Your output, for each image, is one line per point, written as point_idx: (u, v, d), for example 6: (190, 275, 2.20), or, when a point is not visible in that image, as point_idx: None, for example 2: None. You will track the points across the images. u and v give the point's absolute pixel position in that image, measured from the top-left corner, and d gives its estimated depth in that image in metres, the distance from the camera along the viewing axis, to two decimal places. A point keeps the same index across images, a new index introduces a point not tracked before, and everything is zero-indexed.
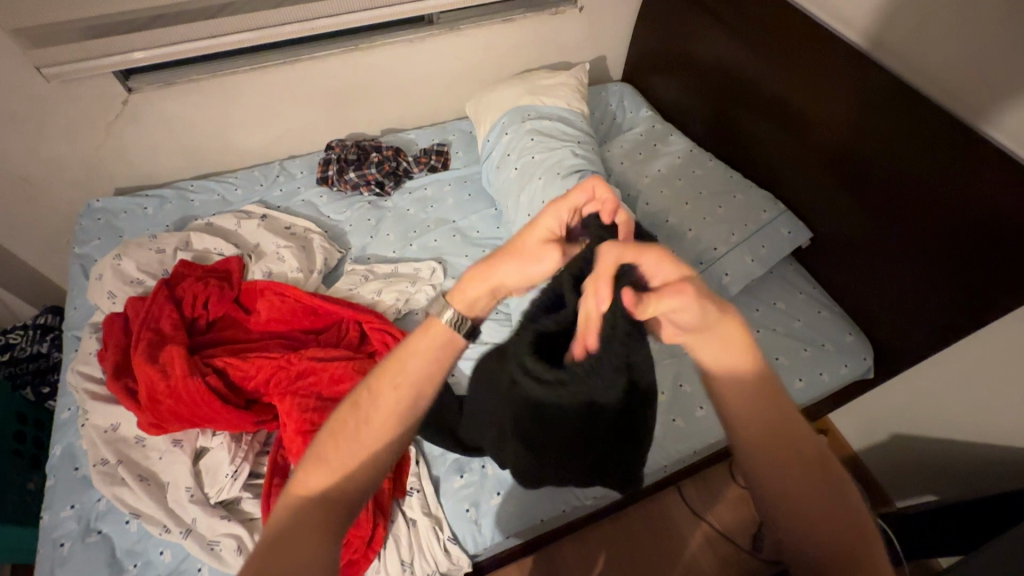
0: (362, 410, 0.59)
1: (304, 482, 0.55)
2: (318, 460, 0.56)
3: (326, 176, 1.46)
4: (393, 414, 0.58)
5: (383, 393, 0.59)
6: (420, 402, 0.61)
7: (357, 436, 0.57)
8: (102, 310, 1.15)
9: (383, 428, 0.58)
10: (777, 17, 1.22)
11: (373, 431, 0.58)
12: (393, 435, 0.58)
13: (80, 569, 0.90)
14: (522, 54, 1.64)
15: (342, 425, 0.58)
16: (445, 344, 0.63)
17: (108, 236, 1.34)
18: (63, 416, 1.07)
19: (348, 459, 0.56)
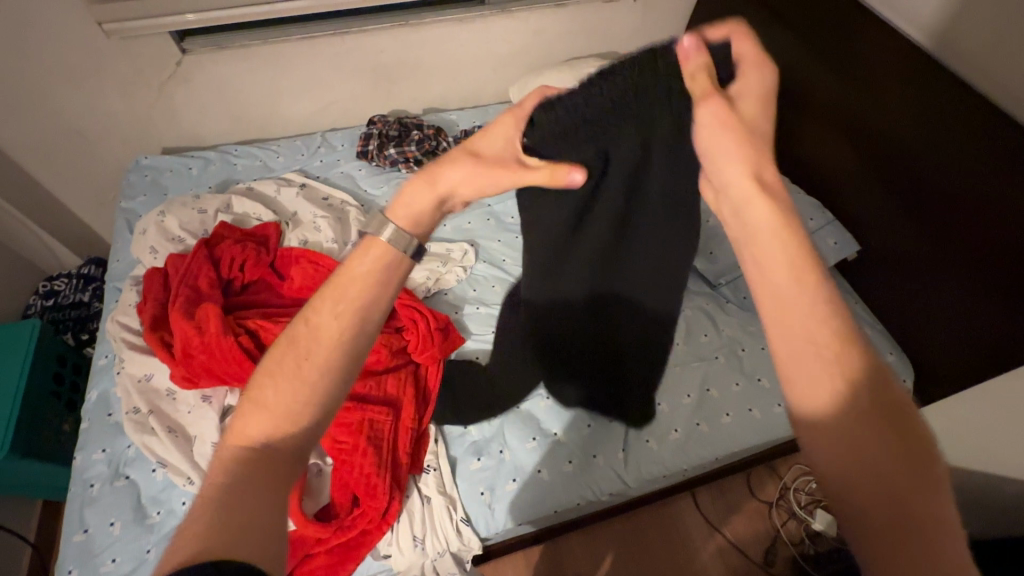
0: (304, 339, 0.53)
1: (244, 427, 0.50)
2: (255, 403, 0.51)
3: (366, 151, 1.46)
4: (338, 339, 0.53)
5: (321, 323, 0.54)
6: (361, 329, 0.54)
7: (293, 372, 0.52)
8: (144, 264, 1.18)
9: (323, 362, 0.52)
10: (846, 18, 1.17)
11: (311, 363, 0.52)
12: (335, 365, 0.53)
13: (107, 510, 0.93)
14: (571, 40, 1.61)
15: (283, 356, 0.53)
16: (388, 263, 0.57)
17: (153, 193, 1.38)
18: (101, 362, 1.11)
19: (283, 401, 0.50)
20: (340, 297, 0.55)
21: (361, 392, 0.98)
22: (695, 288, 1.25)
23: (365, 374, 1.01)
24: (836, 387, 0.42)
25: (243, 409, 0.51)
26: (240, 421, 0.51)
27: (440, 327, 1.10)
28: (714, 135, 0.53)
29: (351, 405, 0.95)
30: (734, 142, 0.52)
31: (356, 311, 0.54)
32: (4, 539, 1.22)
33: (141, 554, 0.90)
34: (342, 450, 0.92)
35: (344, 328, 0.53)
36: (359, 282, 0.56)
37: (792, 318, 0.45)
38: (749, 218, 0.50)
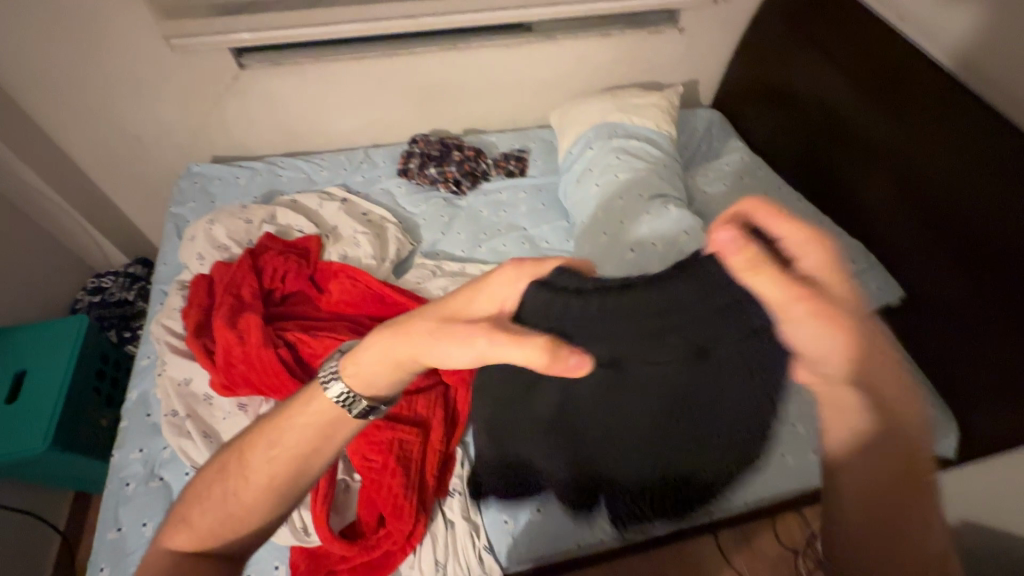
0: (234, 473, 0.60)
1: (170, 539, 0.58)
2: (183, 521, 0.58)
3: (407, 169, 1.49)
4: (258, 488, 0.58)
5: (252, 464, 0.59)
6: (293, 475, 0.59)
7: (221, 501, 0.58)
8: (190, 270, 1.22)
9: (249, 501, 0.58)
10: (897, 60, 1.15)
11: (240, 497, 0.58)
12: (260, 503, 0.58)
13: (140, 510, 0.96)
14: (614, 69, 1.62)
15: (210, 479, 0.60)
16: (326, 423, 0.61)
17: (202, 200, 1.43)
18: (143, 362, 1.14)
19: (208, 528, 0.57)
20: (277, 440, 0.60)
21: (392, 410, 0.99)
22: None
23: (397, 393, 1.02)
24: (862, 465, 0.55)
25: (173, 522, 0.59)
26: (166, 535, 0.59)
27: None
28: (801, 331, 0.55)
29: (383, 424, 0.96)
30: (805, 325, 0.54)
31: (287, 462, 0.59)
32: (36, 527, 1.25)
33: None
34: (372, 468, 0.93)
35: (269, 478, 0.58)
36: (301, 430, 0.61)
37: (844, 397, 0.56)
38: (797, 329, 0.55)
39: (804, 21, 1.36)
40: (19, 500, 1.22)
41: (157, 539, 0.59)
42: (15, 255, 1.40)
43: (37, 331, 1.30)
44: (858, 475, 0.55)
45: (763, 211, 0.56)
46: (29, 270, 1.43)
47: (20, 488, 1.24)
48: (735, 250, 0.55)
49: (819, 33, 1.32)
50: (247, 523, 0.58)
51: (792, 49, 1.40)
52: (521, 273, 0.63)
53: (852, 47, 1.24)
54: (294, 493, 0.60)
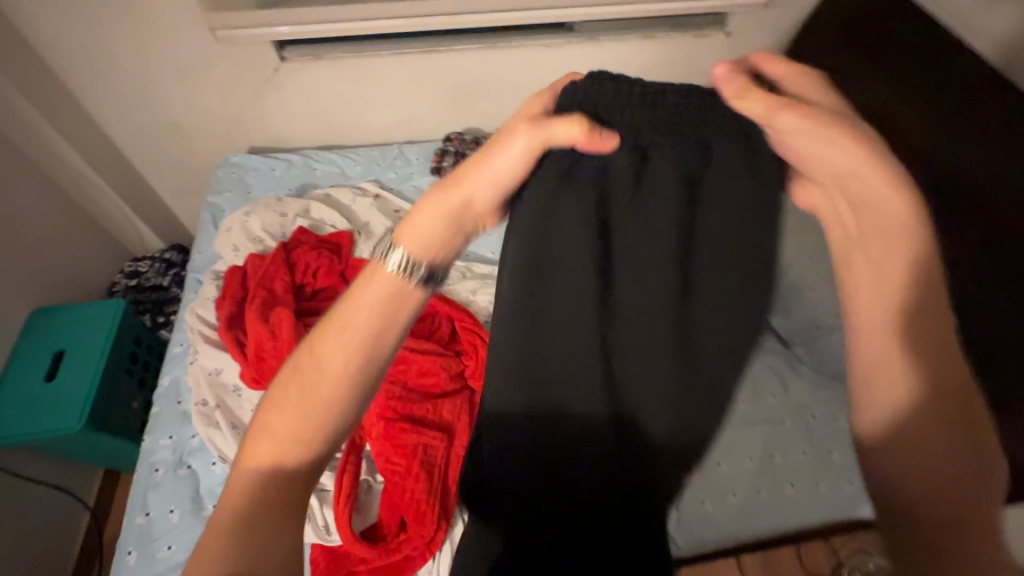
0: (305, 377, 0.58)
1: (253, 455, 0.55)
2: (262, 431, 0.56)
3: (440, 167, 1.47)
4: (340, 366, 0.57)
5: (325, 357, 0.58)
6: (372, 356, 0.59)
7: (297, 402, 0.56)
8: (224, 260, 1.23)
9: (329, 390, 0.57)
10: (945, 51, 0.94)
11: (315, 396, 0.56)
12: (346, 395, 0.57)
13: (168, 496, 0.97)
14: (655, 72, 1.58)
15: (287, 385, 0.58)
16: (393, 297, 0.60)
17: (238, 191, 1.44)
18: (176, 349, 1.16)
19: (289, 428, 0.55)
20: (343, 327, 0.58)
21: (418, 414, 0.98)
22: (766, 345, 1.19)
23: (423, 396, 1.02)
24: (930, 417, 0.49)
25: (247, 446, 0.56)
26: (250, 447, 0.56)
27: None
28: (810, 137, 0.51)
29: (408, 427, 0.95)
30: (798, 123, 0.51)
31: (360, 345, 0.58)
32: (67, 502, 1.29)
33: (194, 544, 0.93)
34: (395, 472, 0.92)
35: (345, 358, 0.58)
36: (361, 315, 0.59)
37: (893, 368, 0.51)
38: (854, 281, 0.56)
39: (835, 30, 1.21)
40: (53, 476, 1.26)
41: (239, 468, 0.55)
42: (58, 236, 1.44)
43: (76, 313, 1.33)
44: (915, 420, 0.50)
45: (763, 54, 0.55)
46: (71, 251, 1.47)
47: (54, 463, 1.27)
48: (728, 81, 0.51)
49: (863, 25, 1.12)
50: (327, 422, 0.56)
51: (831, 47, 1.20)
52: (536, 122, 0.57)
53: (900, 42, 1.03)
54: (374, 378, 0.59)
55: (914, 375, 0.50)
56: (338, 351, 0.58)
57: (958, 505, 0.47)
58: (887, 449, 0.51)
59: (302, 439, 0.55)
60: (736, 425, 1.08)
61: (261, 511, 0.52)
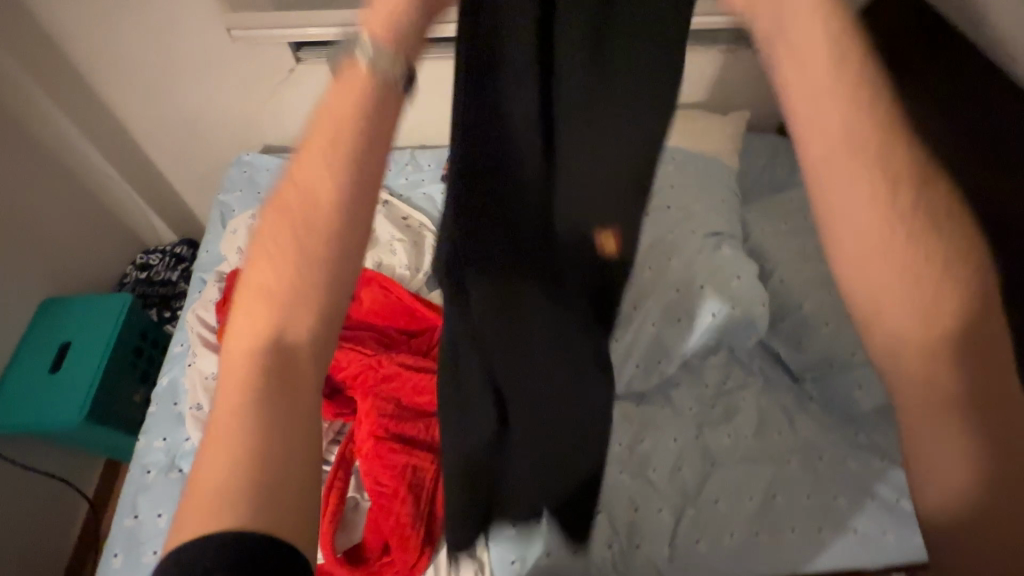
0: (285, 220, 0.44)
1: (239, 334, 0.44)
2: (259, 298, 0.44)
3: None
4: (332, 189, 0.43)
5: (310, 187, 0.43)
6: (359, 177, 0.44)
7: (282, 260, 0.43)
8: (229, 262, 1.23)
9: (315, 236, 0.43)
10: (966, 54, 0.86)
11: (298, 248, 0.43)
12: (324, 238, 0.43)
13: (158, 499, 0.98)
14: None
15: (281, 219, 0.44)
16: (369, 98, 0.44)
17: (249, 190, 1.44)
18: (176, 349, 1.17)
19: (276, 301, 0.44)
20: (329, 141, 0.44)
21: (409, 433, 0.96)
22: (776, 379, 1.15)
23: (416, 413, 0.99)
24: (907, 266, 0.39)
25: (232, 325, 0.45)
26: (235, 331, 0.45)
27: None
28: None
29: (398, 447, 0.93)
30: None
31: (347, 170, 0.44)
32: (67, 492, 1.31)
33: None
34: (382, 492, 0.90)
35: (332, 176, 0.43)
36: (341, 125, 0.44)
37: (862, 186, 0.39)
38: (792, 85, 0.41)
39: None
40: (53, 466, 1.28)
41: (229, 357, 0.45)
42: (72, 227, 1.45)
43: (84, 305, 1.35)
44: (884, 277, 0.39)
45: None
46: (84, 242, 1.49)
47: (55, 454, 1.29)
48: None
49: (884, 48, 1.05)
50: (314, 283, 0.44)
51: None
52: None
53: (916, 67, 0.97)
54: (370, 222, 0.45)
55: (914, 232, 0.39)
56: (323, 174, 0.44)
57: (947, 375, 0.38)
58: (870, 305, 0.40)
59: (300, 284, 0.43)
60: (738, 460, 1.05)
61: (263, 410, 0.42)
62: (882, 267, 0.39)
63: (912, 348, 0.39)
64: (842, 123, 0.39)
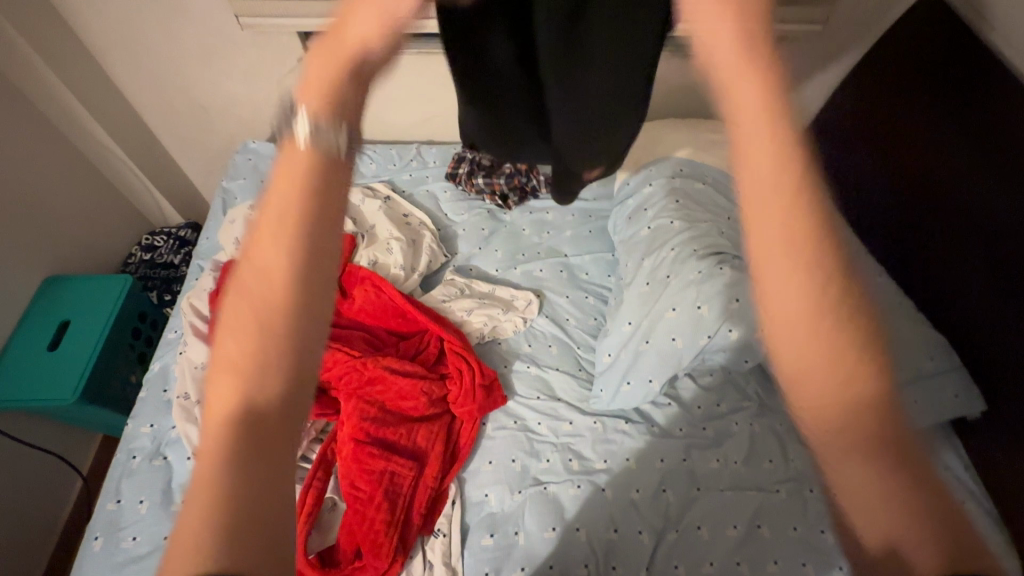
0: (244, 276, 0.42)
1: (214, 398, 0.40)
2: (224, 366, 0.40)
3: (455, 174, 1.44)
4: (279, 262, 0.42)
5: (262, 253, 0.43)
6: (328, 206, 0.45)
7: (257, 310, 0.41)
8: (226, 252, 1.22)
9: (277, 269, 0.42)
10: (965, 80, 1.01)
11: (274, 290, 0.42)
12: (293, 259, 0.42)
13: (139, 486, 0.99)
14: (691, 95, 1.50)
15: (237, 303, 0.42)
16: (315, 168, 0.45)
17: (252, 178, 1.44)
18: (169, 336, 1.18)
19: (246, 352, 0.40)
20: (275, 229, 0.43)
21: (390, 439, 0.96)
22: (771, 404, 1.12)
23: (399, 418, 1.00)
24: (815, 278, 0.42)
25: (211, 374, 0.41)
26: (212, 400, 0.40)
27: (484, 383, 1.06)
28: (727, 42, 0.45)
29: (377, 452, 0.93)
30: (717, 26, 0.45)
31: (301, 247, 0.43)
32: (60, 467, 1.33)
33: (158, 539, 0.94)
34: (358, 497, 0.90)
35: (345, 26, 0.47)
36: (290, 197, 0.44)
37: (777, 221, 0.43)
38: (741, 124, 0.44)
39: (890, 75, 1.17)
40: (47, 441, 1.30)
41: (204, 431, 0.39)
42: (78, 205, 1.46)
43: (86, 284, 1.36)
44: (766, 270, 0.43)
45: None
46: (89, 220, 1.50)
47: (50, 429, 1.31)
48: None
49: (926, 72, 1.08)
50: (284, 320, 0.41)
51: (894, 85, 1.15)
52: None
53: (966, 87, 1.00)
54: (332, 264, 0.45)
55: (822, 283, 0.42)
56: (273, 252, 0.43)
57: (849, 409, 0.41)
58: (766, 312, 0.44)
59: (270, 298, 0.41)
60: (724, 487, 1.02)
61: (259, 461, 0.38)
62: (823, 385, 0.42)
63: (818, 416, 0.42)
64: (780, 216, 0.43)
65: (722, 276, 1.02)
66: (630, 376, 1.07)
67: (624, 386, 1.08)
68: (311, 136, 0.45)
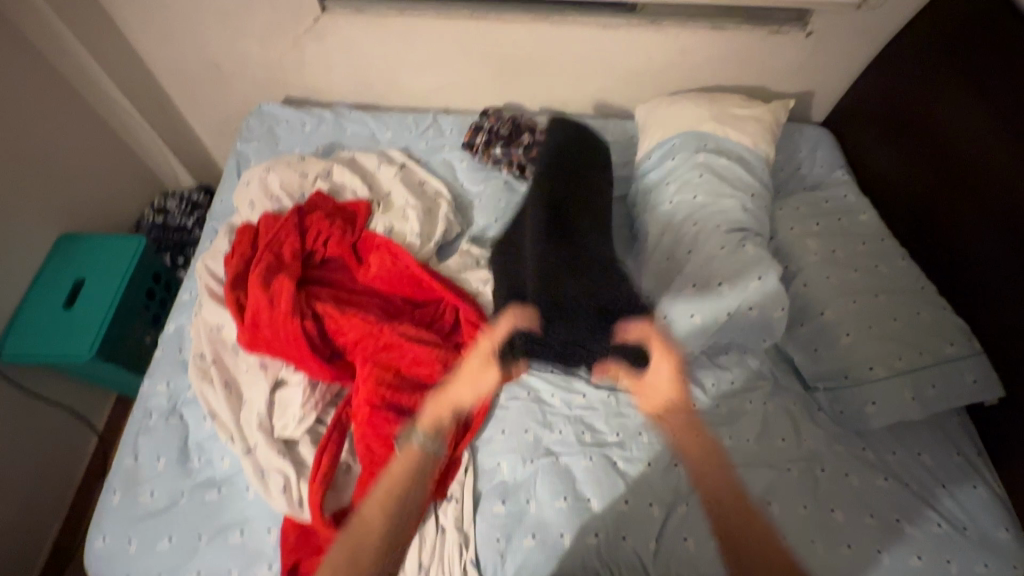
0: (359, 542, 0.87)
1: None
2: None
3: (472, 143, 1.42)
4: (381, 529, 0.87)
5: (368, 518, 0.88)
6: (400, 530, 0.89)
7: (369, 537, 0.87)
8: (241, 215, 1.20)
9: (373, 522, 0.87)
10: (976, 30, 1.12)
11: (371, 536, 0.86)
12: (390, 516, 0.88)
13: (156, 444, 1.00)
14: (716, 68, 1.46)
15: (383, 496, 0.90)
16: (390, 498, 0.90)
17: (266, 142, 1.42)
18: (184, 297, 1.17)
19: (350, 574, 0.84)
20: (376, 524, 0.88)
21: (406, 405, 0.97)
22: (785, 384, 1.12)
23: (414, 385, 1.00)
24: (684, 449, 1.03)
25: None
26: None
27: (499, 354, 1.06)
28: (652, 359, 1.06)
29: (394, 418, 0.94)
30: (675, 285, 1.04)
31: (398, 502, 0.90)
32: (75, 424, 1.34)
33: (175, 496, 0.95)
34: (374, 460, 0.92)
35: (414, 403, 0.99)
36: (391, 486, 0.90)
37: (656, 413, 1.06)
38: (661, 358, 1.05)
39: (931, 69, 1.22)
40: (62, 397, 1.31)
41: None
42: (90, 163, 1.45)
43: (101, 243, 1.36)
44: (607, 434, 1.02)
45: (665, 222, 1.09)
46: (101, 179, 1.49)
47: (65, 385, 1.32)
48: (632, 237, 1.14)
49: (963, 53, 1.14)
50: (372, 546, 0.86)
51: (929, 71, 1.22)
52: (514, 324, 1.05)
53: (1002, 78, 1.06)
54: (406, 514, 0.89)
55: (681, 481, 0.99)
56: (377, 515, 0.88)
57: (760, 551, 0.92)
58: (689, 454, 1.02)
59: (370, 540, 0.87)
60: (736, 464, 1.02)
61: None
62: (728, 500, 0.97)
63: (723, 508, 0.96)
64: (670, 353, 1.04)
65: (745, 254, 1.03)
66: (647, 353, 1.04)
67: (639, 363, 1.05)
68: (427, 444, 0.95)
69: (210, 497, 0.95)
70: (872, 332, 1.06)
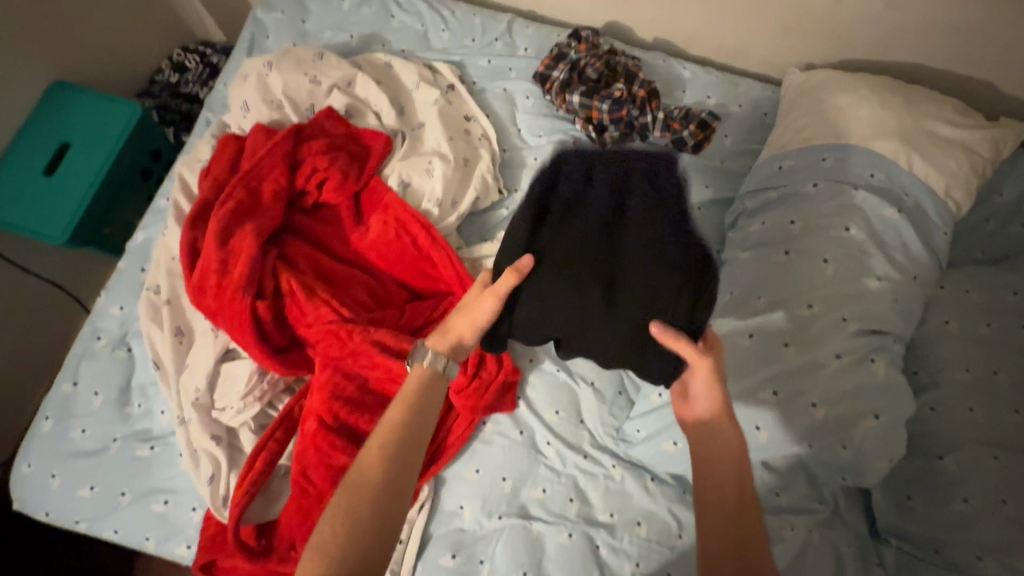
0: (353, 494, 0.55)
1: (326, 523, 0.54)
2: (358, 493, 0.55)
3: (546, 77, 1.06)
4: (394, 431, 0.60)
5: (384, 434, 0.60)
6: (416, 428, 0.61)
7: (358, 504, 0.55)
8: (233, 117, 0.96)
9: (391, 460, 0.58)
10: None
11: (368, 505, 0.55)
12: (399, 431, 0.60)
13: (98, 375, 0.89)
14: (928, 40, 0.98)
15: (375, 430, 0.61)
16: (432, 380, 0.65)
17: (291, 15, 1.11)
18: (161, 204, 0.99)
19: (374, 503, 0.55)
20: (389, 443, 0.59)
21: (363, 429, 0.78)
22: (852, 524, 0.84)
23: (381, 403, 0.80)
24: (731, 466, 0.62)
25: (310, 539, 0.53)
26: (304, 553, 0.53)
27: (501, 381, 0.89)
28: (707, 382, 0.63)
29: (342, 445, 0.75)
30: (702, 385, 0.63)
31: (395, 429, 0.60)
32: (69, 307, 1.26)
33: (107, 440, 0.86)
34: (306, 490, 0.75)
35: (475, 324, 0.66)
36: (395, 422, 0.60)
37: (710, 362, 0.62)
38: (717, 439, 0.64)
39: None
40: (48, 268, 1.20)
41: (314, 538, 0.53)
42: None
43: (90, 102, 1.17)
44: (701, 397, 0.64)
45: (667, 327, 0.60)
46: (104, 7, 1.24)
47: (51, 253, 1.21)
48: None
49: None
50: (382, 466, 0.57)
51: None
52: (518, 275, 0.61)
53: None
54: (358, 521, 0.54)
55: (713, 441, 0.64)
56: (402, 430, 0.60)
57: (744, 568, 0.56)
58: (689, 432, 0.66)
59: (383, 455, 0.58)
60: None
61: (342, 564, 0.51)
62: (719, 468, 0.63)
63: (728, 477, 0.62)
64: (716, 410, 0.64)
65: (870, 376, 0.70)
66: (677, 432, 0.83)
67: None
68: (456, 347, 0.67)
69: (140, 453, 0.85)
70: (1004, 510, 0.72)
